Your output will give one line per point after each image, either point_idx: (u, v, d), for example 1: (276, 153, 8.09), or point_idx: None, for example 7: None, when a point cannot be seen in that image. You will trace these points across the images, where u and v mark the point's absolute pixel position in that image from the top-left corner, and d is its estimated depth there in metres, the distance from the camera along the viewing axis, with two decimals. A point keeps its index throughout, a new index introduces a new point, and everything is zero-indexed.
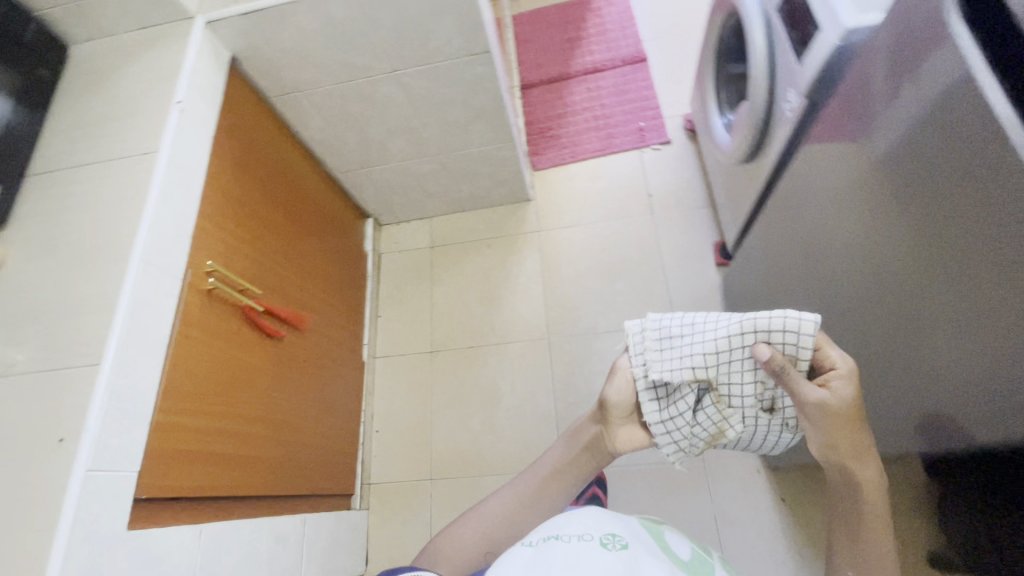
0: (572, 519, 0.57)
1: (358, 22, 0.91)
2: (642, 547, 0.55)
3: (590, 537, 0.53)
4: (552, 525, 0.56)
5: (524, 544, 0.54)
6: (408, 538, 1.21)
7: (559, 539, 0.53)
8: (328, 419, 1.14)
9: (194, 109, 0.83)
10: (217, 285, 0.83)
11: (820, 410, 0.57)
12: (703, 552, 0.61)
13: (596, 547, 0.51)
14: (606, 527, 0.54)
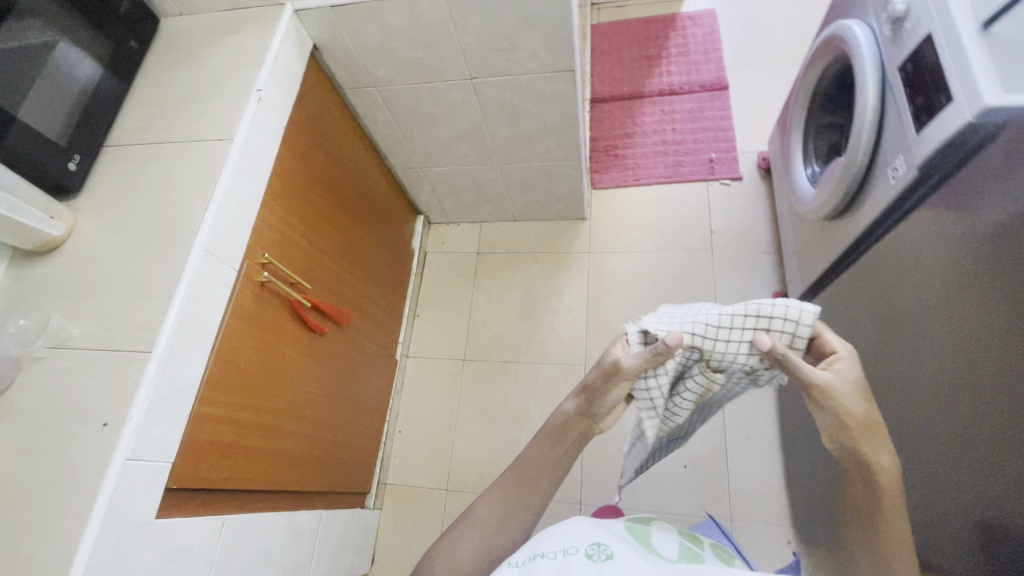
0: (557, 535, 0.58)
1: (446, 27, 0.89)
2: (626, 544, 0.57)
3: (574, 550, 0.54)
4: (541, 543, 0.58)
5: (511, 565, 0.56)
6: (416, 546, 1.21)
7: (544, 557, 0.54)
8: (354, 417, 1.13)
9: (271, 99, 0.83)
10: (271, 279, 0.82)
11: (823, 394, 0.55)
12: (692, 547, 0.64)
13: (578, 561, 0.52)
14: (589, 537, 0.56)
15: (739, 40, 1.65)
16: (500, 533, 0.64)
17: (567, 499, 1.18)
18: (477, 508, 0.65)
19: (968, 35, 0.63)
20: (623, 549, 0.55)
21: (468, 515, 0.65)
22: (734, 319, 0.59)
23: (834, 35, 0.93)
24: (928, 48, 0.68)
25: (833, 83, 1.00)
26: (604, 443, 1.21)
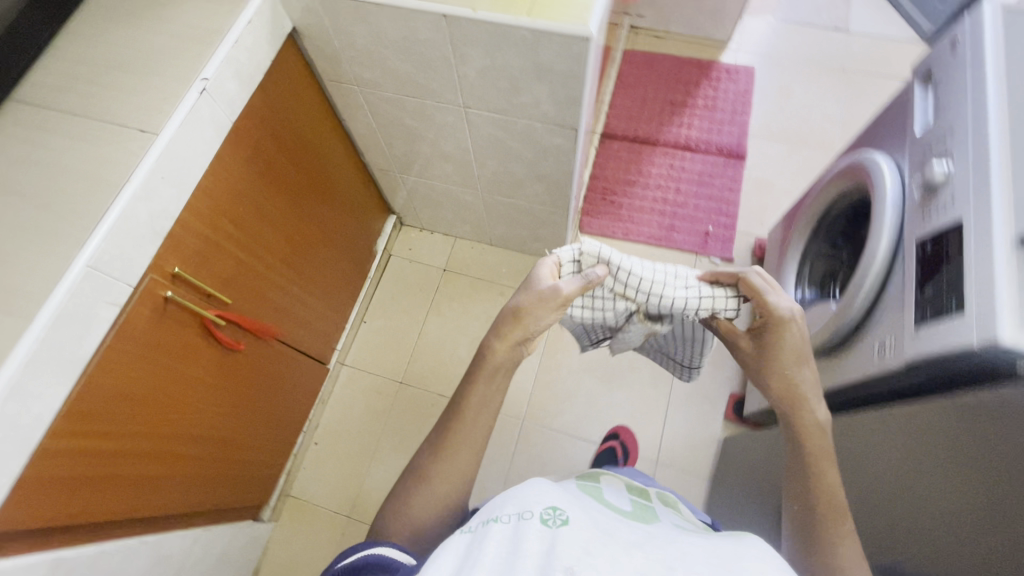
0: (508, 498, 0.51)
1: (443, 50, 0.77)
2: (582, 506, 0.52)
3: (528, 514, 0.47)
4: (492, 507, 0.51)
5: (461, 531, 0.48)
6: (304, 567, 1.15)
7: (497, 523, 0.47)
8: (262, 429, 1.05)
9: (221, 90, 0.71)
10: (178, 297, 0.72)
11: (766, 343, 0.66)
12: (642, 502, 0.62)
13: (532, 528, 0.45)
14: (545, 500, 0.49)
15: (770, 109, 1.55)
16: (451, 492, 0.60)
17: None
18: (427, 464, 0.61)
19: (998, 243, 0.54)
20: (580, 513, 0.49)
21: (422, 473, 0.61)
22: (663, 276, 0.65)
23: (857, 165, 0.85)
24: (954, 237, 0.60)
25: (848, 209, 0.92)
26: None
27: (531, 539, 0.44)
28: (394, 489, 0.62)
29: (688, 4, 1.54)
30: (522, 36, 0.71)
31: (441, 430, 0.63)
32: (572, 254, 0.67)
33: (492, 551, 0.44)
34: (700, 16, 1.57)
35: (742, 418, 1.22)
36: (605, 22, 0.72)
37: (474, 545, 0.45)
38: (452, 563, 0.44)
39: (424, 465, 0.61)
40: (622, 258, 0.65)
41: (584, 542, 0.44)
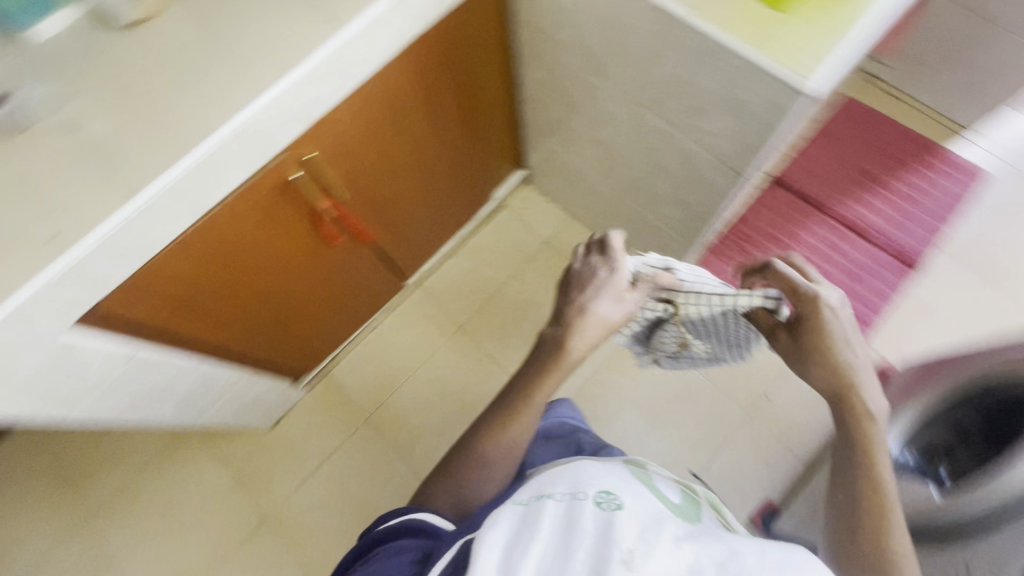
0: (557, 477, 0.49)
1: (643, 42, 0.70)
2: (634, 488, 0.50)
3: (583, 495, 0.45)
4: (543, 485, 0.49)
5: (514, 503, 0.47)
6: (314, 439, 1.26)
7: (550, 498, 0.45)
8: (329, 314, 1.12)
9: (415, 3, 0.70)
10: (302, 180, 0.76)
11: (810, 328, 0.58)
12: (694, 502, 0.58)
13: (587, 509, 0.43)
14: (598, 483, 0.47)
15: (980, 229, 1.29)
16: (505, 466, 0.63)
17: None
18: (481, 438, 0.64)
19: None
20: (633, 495, 0.47)
21: (478, 447, 0.63)
22: (700, 284, 0.62)
23: None
24: None
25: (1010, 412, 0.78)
26: None
27: (586, 518, 0.42)
28: (448, 457, 0.65)
29: (943, 72, 1.28)
30: (731, 62, 0.62)
31: (500, 412, 0.64)
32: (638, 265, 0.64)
33: (547, 526, 0.42)
34: (950, 91, 1.31)
35: (766, 527, 1.12)
36: (834, 82, 0.62)
37: (528, 517, 0.43)
38: (506, 533, 0.42)
39: (480, 438, 0.64)
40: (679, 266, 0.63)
41: (640, 527, 0.41)
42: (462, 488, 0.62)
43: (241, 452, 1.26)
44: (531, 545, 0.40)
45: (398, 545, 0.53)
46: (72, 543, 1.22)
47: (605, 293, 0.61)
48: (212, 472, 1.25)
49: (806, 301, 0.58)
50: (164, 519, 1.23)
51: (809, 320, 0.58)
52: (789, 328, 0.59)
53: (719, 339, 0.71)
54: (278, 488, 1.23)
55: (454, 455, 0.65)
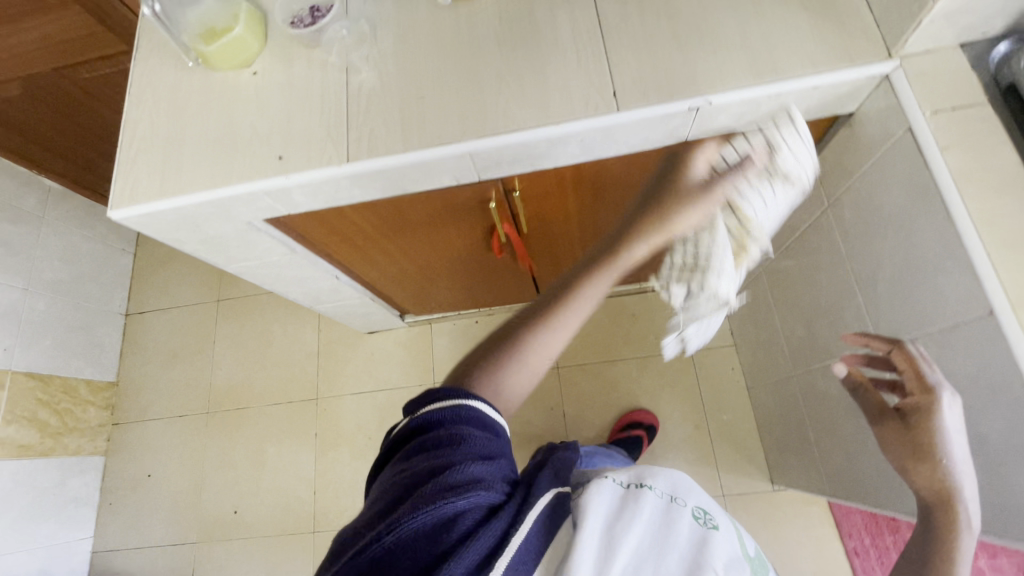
0: (657, 472, 0.56)
1: (941, 315, 0.54)
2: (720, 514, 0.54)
3: (682, 501, 0.51)
4: (642, 473, 0.55)
5: (619, 478, 0.53)
6: (390, 365, 1.36)
7: (652, 491, 0.52)
8: (459, 291, 1.15)
9: (709, 117, 0.60)
10: (496, 205, 0.75)
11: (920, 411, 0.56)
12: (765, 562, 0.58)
13: (687, 518, 0.49)
14: (696, 498, 0.53)
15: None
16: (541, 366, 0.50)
17: None
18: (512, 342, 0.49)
19: None
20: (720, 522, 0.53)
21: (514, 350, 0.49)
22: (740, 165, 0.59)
23: None
24: None
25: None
26: None
27: (682, 525, 0.49)
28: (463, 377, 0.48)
29: None
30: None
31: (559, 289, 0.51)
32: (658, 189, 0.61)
33: (649, 515, 0.49)
34: None
35: None
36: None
37: (635, 499, 0.50)
38: (611, 505, 0.48)
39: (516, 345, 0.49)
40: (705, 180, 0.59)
41: (727, 554, 0.48)
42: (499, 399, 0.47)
43: (336, 334, 1.41)
44: (635, 523, 0.47)
45: (481, 443, 0.43)
46: (202, 310, 1.50)
47: (703, 210, 0.54)
48: (309, 332, 1.43)
49: (924, 395, 0.56)
50: (260, 340, 1.44)
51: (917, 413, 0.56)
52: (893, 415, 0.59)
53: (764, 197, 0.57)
54: (342, 381, 1.37)
55: (467, 368, 0.49)
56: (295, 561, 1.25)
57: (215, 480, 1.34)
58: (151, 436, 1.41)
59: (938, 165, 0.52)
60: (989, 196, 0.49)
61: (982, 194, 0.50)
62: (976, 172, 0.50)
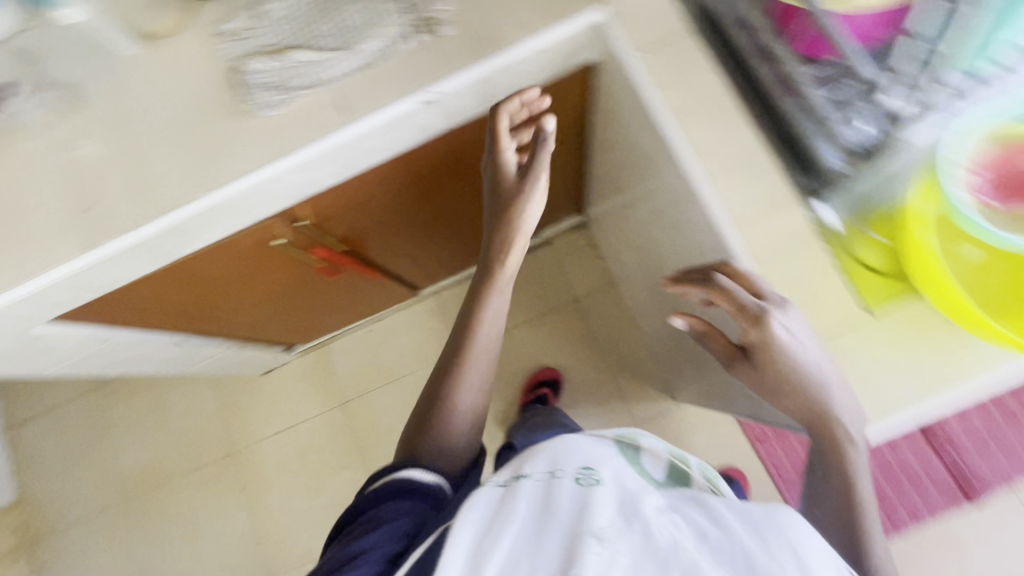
0: (539, 455, 0.51)
1: (700, 245, 0.56)
2: (625, 464, 0.53)
3: (564, 471, 0.47)
4: (522, 463, 0.51)
5: (493, 486, 0.48)
6: (294, 400, 1.34)
7: (529, 480, 0.47)
8: (329, 314, 1.12)
9: (449, 103, 0.58)
10: (293, 236, 0.72)
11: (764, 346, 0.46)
12: (683, 468, 0.58)
13: (567, 485, 0.44)
14: (577, 462, 0.49)
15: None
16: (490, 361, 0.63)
17: None
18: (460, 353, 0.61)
19: None
20: (623, 470, 0.50)
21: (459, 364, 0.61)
22: (283, 23, 0.57)
23: None
24: None
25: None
26: None
27: (563, 494, 0.44)
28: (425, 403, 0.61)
29: None
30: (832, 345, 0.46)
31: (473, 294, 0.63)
32: (294, 83, 0.56)
33: (523, 507, 0.43)
34: None
35: None
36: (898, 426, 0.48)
37: (505, 502, 0.44)
38: (479, 519, 0.43)
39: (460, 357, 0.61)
40: (277, 53, 0.56)
41: (616, 499, 0.44)
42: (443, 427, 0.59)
43: (234, 385, 1.37)
44: (503, 532, 0.41)
45: (390, 512, 0.51)
46: (86, 402, 1.41)
47: (267, 63, 0.56)
48: (204, 392, 1.38)
49: (757, 329, 0.45)
50: (157, 415, 1.38)
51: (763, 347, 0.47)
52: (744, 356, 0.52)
53: (313, 6, 0.57)
54: (254, 429, 1.34)
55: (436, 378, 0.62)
56: None
57: (152, 564, 1.31)
58: (73, 543, 1.34)
59: (655, 105, 0.52)
60: (704, 125, 0.50)
61: (696, 124, 0.50)
62: (687, 102, 0.51)
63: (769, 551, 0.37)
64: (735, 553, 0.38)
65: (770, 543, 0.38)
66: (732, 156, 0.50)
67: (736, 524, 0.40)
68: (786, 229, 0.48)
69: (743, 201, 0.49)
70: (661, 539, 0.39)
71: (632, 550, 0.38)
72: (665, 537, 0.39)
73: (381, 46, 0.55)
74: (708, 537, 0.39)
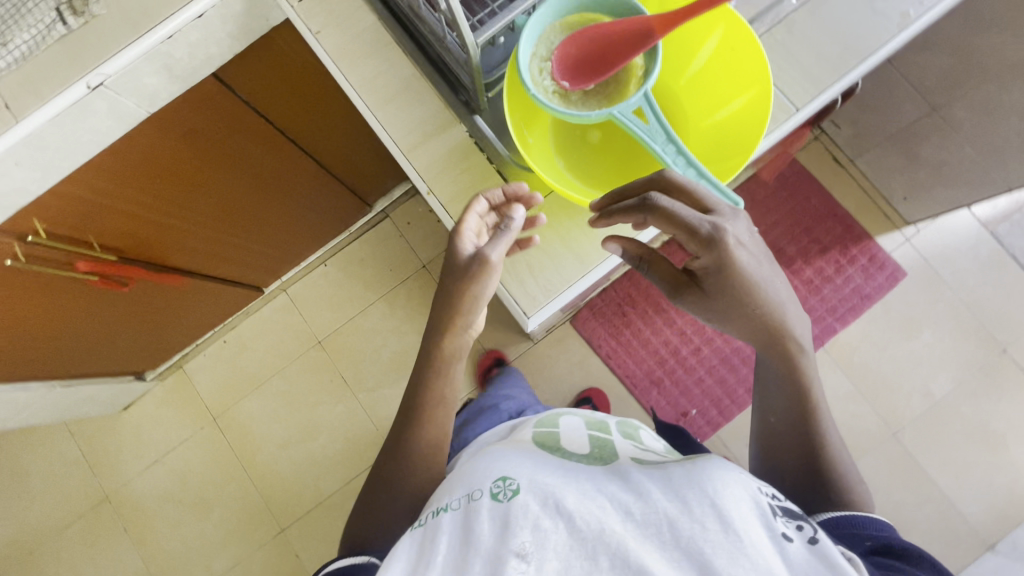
0: (457, 481, 0.51)
1: None
2: (550, 455, 0.55)
3: (478, 492, 0.47)
4: (440, 496, 0.50)
5: (414, 529, 0.47)
6: (162, 427, 1.30)
7: (448, 512, 0.46)
8: (159, 329, 1.09)
9: (131, 85, 0.56)
10: (37, 253, 0.69)
11: (719, 272, 0.48)
12: (602, 436, 0.62)
13: (485, 506, 0.45)
14: (492, 473, 0.49)
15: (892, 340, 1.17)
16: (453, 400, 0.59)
17: (278, 518, 1.25)
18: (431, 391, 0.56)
19: None
20: (547, 463, 0.51)
21: (420, 412, 0.56)
22: None
23: None
24: None
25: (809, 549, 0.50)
26: (338, 515, 1.23)
27: (483, 518, 0.44)
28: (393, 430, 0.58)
29: (892, 154, 1.11)
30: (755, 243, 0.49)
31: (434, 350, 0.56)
32: None
33: (446, 545, 0.43)
34: (901, 180, 1.14)
35: None
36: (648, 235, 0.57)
37: (426, 545, 0.44)
38: (406, 566, 0.43)
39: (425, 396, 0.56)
40: None
41: (536, 500, 0.44)
42: (411, 462, 0.56)
43: (92, 428, 1.30)
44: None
45: None
46: None
47: None
48: (62, 441, 1.30)
49: (714, 249, 0.46)
50: (15, 479, 1.29)
51: (716, 274, 0.48)
52: (693, 280, 0.51)
53: None
54: (126, 467, 1.29)
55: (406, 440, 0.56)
56: None
57: None
58: None
59: (319, 50, 0.53)
60: (363, 62, 0.52)
61: (357, 63, 0.52)
62: (345, 43, 0.53)
63: (691, 514, 0.41)
64: (659, 523, 0.41)
65: (690, 506, 0.42)
66: (393, 87, 0.52)
67: (658, 494, 0.44)
68: (449, 147, 0.51)
69: (408, 127, 0.52)
70: (590, 527, 0.41)
71: (561, 551, 0.41)
72: (592, 525, 0.41)
73: (32, 40, 0.52)
74: (634, 514, 0.43)
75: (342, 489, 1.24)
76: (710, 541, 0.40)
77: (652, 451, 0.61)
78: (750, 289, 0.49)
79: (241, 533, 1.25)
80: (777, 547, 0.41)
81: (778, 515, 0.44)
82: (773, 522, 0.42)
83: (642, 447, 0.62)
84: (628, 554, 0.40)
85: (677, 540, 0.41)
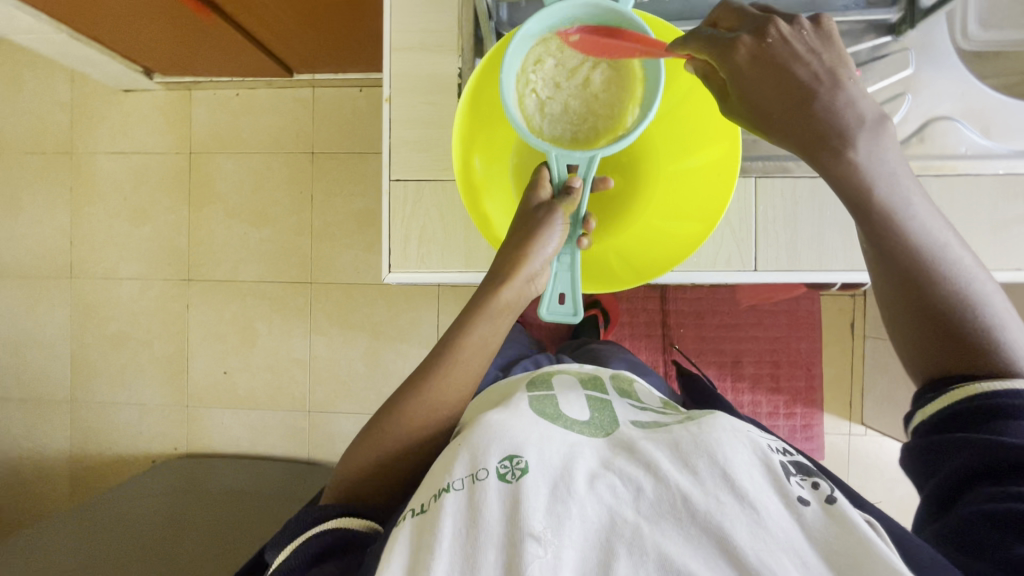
0: (454, 452, 0.48)
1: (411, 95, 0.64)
2: (552, 425, 0.51)
3: (483, 473, 0.44)
4: (439, 472, 0.47)
5: (411, 514, 0.45)
6: (146, 129, 1.32)
7: (449, 493, 0.44)
8: (176, 43, 1.07)
9: None
10: None
11: (760, 59, 0.43)
12: (600, 396, 0.60)
13: (493, 490, 0.43)
14: (496, 445, 0.46)
15: None
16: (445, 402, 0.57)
17: (192, 268, 1.32)
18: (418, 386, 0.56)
19: None
20: (551, 434, 0.49)
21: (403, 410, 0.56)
22: None
23: None
24: None
25: (915, 431, 0.47)
26: (238, 299, 1.30)
27: (490, 501, 0.42)
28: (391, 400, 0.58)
29: None
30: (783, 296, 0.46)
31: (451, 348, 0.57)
32: None
33: (451, 533, 0.41)
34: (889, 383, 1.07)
35: None
36: None
37: (428, 530, 0.42)
38: (405, 551, 0.41)
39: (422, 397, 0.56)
40: None
41: (549, 486, 0.43)
42: (404, 424, 0.55)
43: (90, 88, 1.33)
44: (435, 562, 0.40)
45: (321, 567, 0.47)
46: None
47: None
48: (59, 82, 1.33)
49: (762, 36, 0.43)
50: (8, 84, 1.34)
51: (765, 66, 0.43)
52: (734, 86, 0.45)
53: None
54: (99, 139, 1.33)
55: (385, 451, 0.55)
56: (53, 300, 1.34)
57: None
58: None
59: None
60: None
61: None
62: None
63: (703, 490, 0.41)
64: (672, 501, 0.41)
65: (701, 479, 0.42)
66: None
67: (667, 466, 0.44)
68: None
69: None
70: (600, 517, 0.41)
71: (576, 541, 0.40)
72: (603, 513, 0.41)
73: None
74: (646, 493, 0.42)
75: (253, 284, 1.30)
76: (729, 517, 0.40)
77: (652, 411, 0.59)
78: (792, 101, 0.43)
79: (155, 257, 1.33)
80: (794, 513, 0.41)
81: (793, 475, 0.44)
82: (788, 485, 0.42)
83: (641, 406, 0.60)
84: (642, 538, 0.40)
85: (694, 516, 0.40)
